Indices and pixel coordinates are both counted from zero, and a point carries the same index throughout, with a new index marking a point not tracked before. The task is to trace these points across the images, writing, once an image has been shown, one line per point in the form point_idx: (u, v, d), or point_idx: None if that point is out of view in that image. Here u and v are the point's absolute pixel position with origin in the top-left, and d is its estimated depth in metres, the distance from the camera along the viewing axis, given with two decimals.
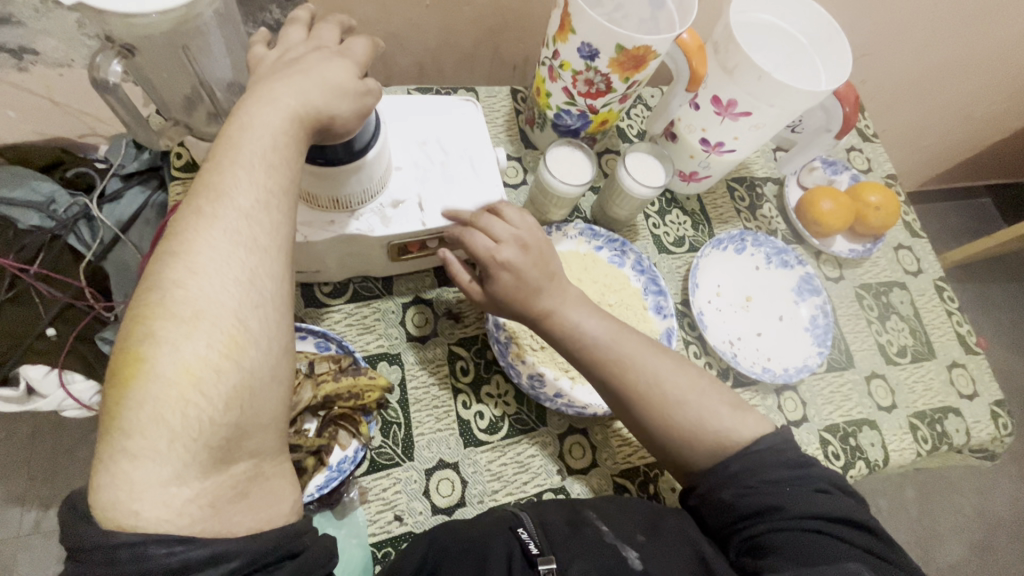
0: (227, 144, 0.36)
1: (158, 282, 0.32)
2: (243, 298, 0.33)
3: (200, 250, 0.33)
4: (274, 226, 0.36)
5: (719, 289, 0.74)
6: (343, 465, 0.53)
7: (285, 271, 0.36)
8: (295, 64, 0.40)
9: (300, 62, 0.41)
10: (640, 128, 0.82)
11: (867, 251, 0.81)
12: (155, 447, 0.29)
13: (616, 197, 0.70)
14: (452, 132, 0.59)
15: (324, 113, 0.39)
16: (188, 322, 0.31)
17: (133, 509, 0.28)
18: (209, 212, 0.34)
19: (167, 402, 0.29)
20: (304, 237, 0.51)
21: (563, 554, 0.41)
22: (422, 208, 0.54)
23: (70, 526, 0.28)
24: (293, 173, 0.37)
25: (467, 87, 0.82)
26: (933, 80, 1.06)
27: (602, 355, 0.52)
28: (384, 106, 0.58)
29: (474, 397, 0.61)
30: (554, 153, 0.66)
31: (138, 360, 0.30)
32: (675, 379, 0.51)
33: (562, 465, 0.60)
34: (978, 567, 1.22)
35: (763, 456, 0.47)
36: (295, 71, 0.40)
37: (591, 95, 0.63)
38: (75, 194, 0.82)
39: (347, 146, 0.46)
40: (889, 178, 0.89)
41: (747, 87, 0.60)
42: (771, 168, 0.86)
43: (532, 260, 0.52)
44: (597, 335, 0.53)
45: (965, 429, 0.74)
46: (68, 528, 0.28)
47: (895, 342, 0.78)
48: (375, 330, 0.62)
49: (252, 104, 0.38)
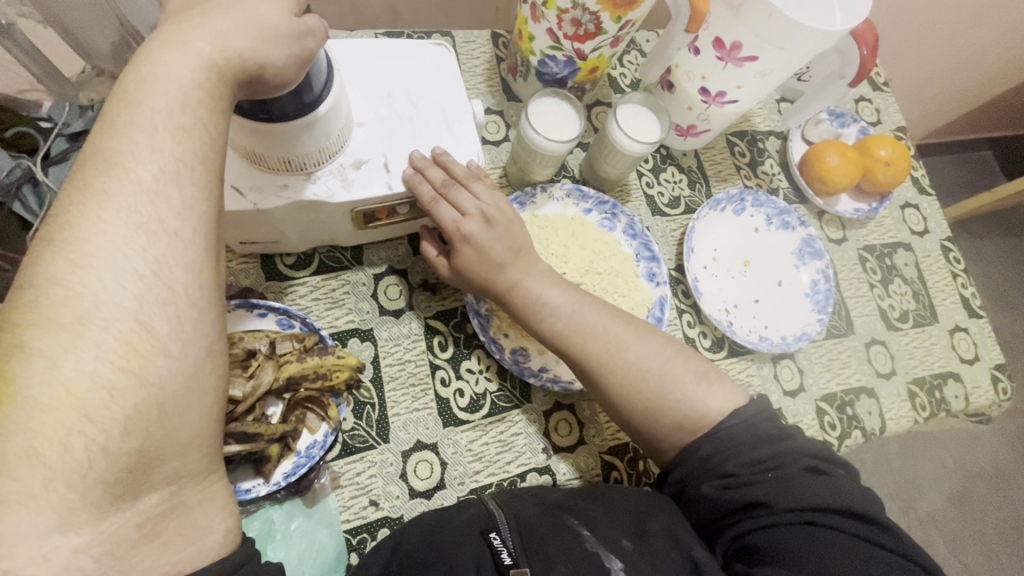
0: (123, 100, 0.30)
1: (34, 278, 0.27)
2: (145, 293, 0.28)
3: (85, 244, 0.28)
4: (187, 205, 0.31)
5: (715, 253, 0.69)
6: (312, 451, 0.49)
7: (205, 259, 0.31)
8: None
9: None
10: (634, 77, 0.74)
11: (873, 210, 0.76)
12: (29, 490, 0.24)
13: (608, 155, 0.64)
14: (421, 80, 0.52)
15: (250, 60, 0.33)
16: (70, 330, 0.26)
17: (0, 569, 0.24)
18: (99, 189, 0.29)
19: (42, 433, 0.25)
20: (254, 204, 0.45)
21: (540, 564, 0.38)
22: (387, 169, 0.49)
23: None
24: (212, 134, 0.32)
25: (443, 30, 0.73)
26: (950, 20, 0.98)
27: (562, 326, 0.51)
28: (343, 50, 0.51)
29: (453, 373, 0.57)
30: (538, 105, 0.60)
31: (4, 381, 0.25)
32: (641, 350, 0.50)
33: (547, 443, 0.56)
34: (956, 516, 1.24)
35: (738, 433, 0.45)
36: (212, 7, 0.34)
37: (579, 37, 0.56)
38: (17, 155, 0.61)
39: (296, 99, 0.40)
40: (899, 131, 0.83)
41: (755, 26, 0.53)
42: (775, 121, 0.79)
43: (498, 236, 0.52)
44: (557, 307, 0.52)
45: (964, 395, 0.72)
46: None
47: (897, 306, 0.75)
48: (344, 304, 0.57)
49: (156, 51, 0.32)
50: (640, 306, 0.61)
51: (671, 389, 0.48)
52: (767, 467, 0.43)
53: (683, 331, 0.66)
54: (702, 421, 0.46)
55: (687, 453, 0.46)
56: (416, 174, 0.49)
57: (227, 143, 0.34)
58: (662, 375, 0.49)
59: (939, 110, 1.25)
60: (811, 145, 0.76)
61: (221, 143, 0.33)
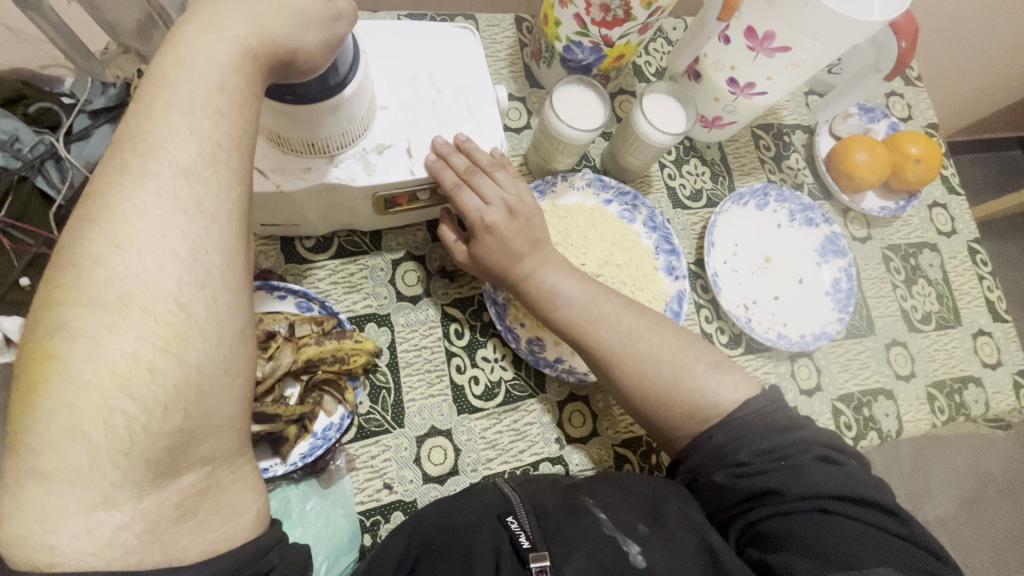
0: (159, 81, 0.30)
1: (75, 258, 0.27)
2: (185, 275, 0.28)
3: (126, 224, 0.28)
4: (222, 189, 0.31)
5: (735, 248, 0.68)
6: (328, 433, 0.50)
7: (238, 243, 0.31)
8: None
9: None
10: (659, 65, 0.73)
11: (900, 209, 0.74)
12: (76, 466, 0.25)
13: (630, 145, 0.63)
14: (445, 65, 0.51)
15: (282, 45, 0.33)
16: (113, 309, 0.27)
17: (48, 542, 0.24)
18: (138, 170, 0.29)
19: (87, 410, 0.25)
20: (277, 185, 0.45)
21: (559, 548, 0.38)
22: (410, 154, 0.48)
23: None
24: (247, 118, 0.32)
25: (466, 15, 0.72)
26: (987, 13, 0.94)
27: (578, 316, 0.51)
28: (367, 33, 0.50)
29: (468, 360, 0.57)
30: (562, 92, 0.59)
31: (50, 359, 0.26)
32: (654, 341, 0.50)
33: (561, 433, 0.57)
34: (964, 521, 1.23)
35: (749, 420, 0.45)
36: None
37: (607, 23, 0.55)
38: (40, 130, 0.63)
39: (321, 80, 0.40)
40: (930, 127, 0.81)
41: (790, 15, 0.52)
42: (802, 114, 0.77)
43: (518, 226, 0.52)
44: (573, 297, 0.52)
45: (985, 400, 0.71)
46: None
47: (919, 308, 0.73)
48: (362, 288, 0.57)
49: (189, 32, 0.31)
50: (658, 300, 0.60)
51: (686, 381, 0.47)
52: (780, 455, 0.43)
53: (700, 327, 0.65)
54: (717, 415, 0.46)
55: (697, 442, 0.46)
56: (438, 160, 0.49)
57: (259, 126, 0.33)
58: (676, 366, 0.48)
59: (971, 106, 1.21)
60: (839, 141, 0.74)
61: (253, 127, 0.33)
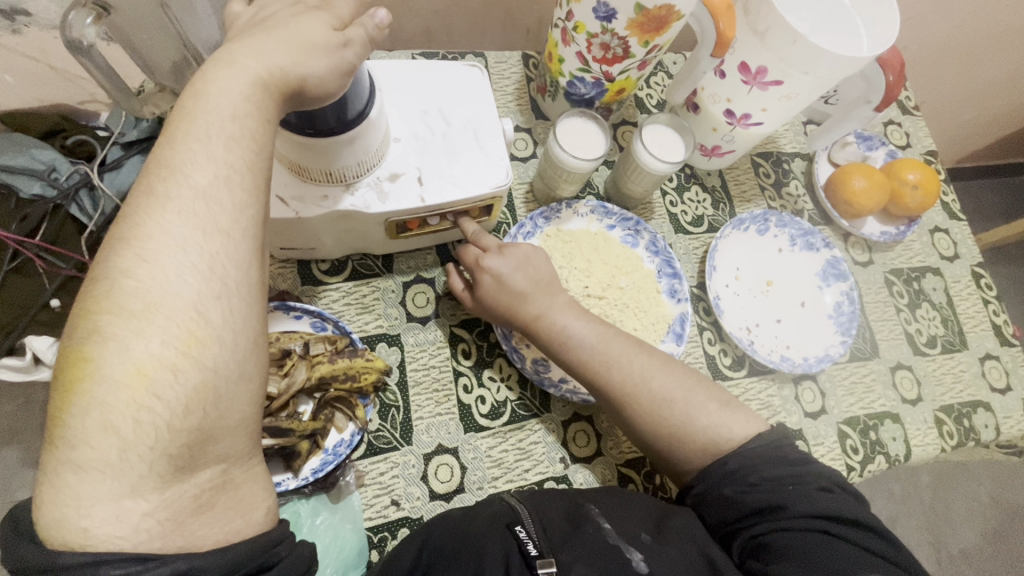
0: (181, 114, 0.33)
1: (106, 270, 0.30)
2: (203, 285, 0.31)
3: (152, 236, 0.31)
4: (238, 207, 0.33)
5: (737, 272, 0.70)
6: (339, 449, 0.51)
7: (252, 256, 0.33)
8: (266, 24, 0.37)
9: (271, 20, 0.38)
10: (660, 97, 0.76)
11: (901, 233, 0.75)
12: (106, 458, 0.27)
13: (631, 173, 0.66)
14: (455, 99, 0.54)
15: (291, 73, 0.36)
16: (140, 316, 0.29)
17: (81, 527, 0.26)
18: (162, 191, 0.32)
19: (117, 407, 0.28)
20: (296, 212, 0.48)
21: (565, 556, 0.39)
22: (421, 183, 0.51)
23: (10, 546, 0.27)
24: (260, 142, 0.35)
25: (476, 52, 0.77)
26: (986, 45, 0.97)
27: (588, 357, 0.52)
28: (383, 72, 0.54)
29: (475, 380, 0.59)
30: (566, 124, 0.62)
31: (86, 361, 0.28)
32: (665, 380, 0.51)
33: (566, 452, 0.57)
34: (989, 555, 1.19)
35: (764, 456, 0.45)
36: (261, 30, 0.37)
37: (607, 60, 0.58)
38: (76, 160, 0.69)
39: (340, 116, 0.43)
40: (929, 154, 0.83)
41: (779, 52, 0.55)
42: (800, 143, 0.80)
43: (517, 266, 0.55)
44: (585, 338, 0.53)
45: (995, 424, 0.70)
46: (16, 544, 0.27)
47: (924, 331, 0.74)
48: (375, 310, 0.60)
49: (211, 69, 0.34)
50: (660, 323, 0.62)
51: (700, 418, 0.48)
52: (790, 481, 0.43)
53: (703, 349, 0.66)
54: (731, 448, 0.47)
55: (713, 471, 0.46)
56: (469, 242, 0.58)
57: (272, 149, 0.36)
58: (689, 405, 0.49)
59: (974, 131, 1.23)
60: (838, 168, 0.76)
61: (266, 149, 0.35)
